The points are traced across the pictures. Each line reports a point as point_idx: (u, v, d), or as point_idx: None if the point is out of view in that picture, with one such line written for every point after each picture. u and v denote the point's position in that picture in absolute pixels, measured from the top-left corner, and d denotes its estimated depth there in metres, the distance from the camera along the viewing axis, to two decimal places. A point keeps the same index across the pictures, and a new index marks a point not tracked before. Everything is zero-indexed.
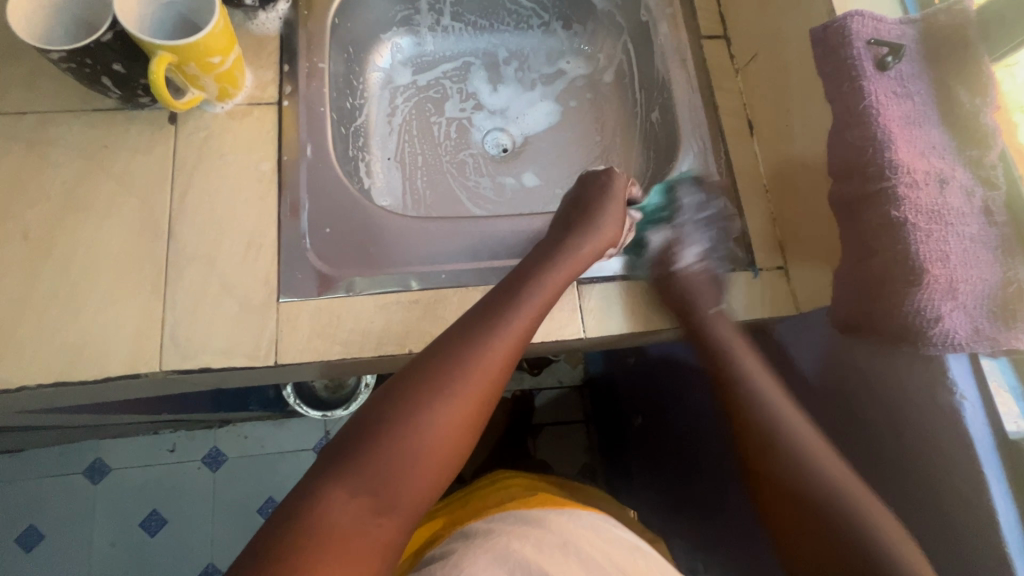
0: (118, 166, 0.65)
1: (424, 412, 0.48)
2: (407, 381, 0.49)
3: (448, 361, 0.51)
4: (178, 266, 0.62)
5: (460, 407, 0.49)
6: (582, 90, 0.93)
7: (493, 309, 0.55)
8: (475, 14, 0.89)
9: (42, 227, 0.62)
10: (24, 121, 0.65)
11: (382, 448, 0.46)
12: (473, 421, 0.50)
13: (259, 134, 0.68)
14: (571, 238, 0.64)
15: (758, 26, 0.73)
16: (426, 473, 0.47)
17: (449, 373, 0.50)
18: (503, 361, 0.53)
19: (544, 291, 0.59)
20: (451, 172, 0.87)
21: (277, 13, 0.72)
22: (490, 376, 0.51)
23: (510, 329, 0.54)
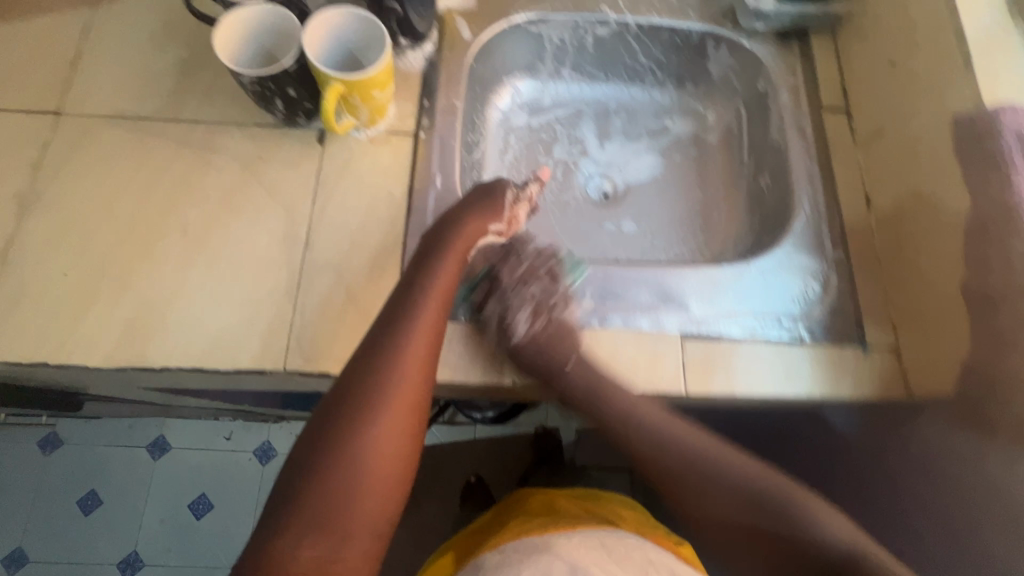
0: (269, 177, 0.71)
1: (349, 445, 0.53)
2: (328, 414, 0.54)
3: (355, 394, 0.55)
4: (310, 274, 0.67)
5: (389, 422, 0.55)
6: (687, 147, 0.95)
7: (388, 324, 0.58)
8: (595, 67, 0.93)
9: (199, 224, 0.68)
10: (196, 129, 0.73)
11: (320, 488, 0.51)
12: (403, 432, 0.55)
13: (395, 161, 0.73)
14: (453, 239, 0.66)
15: (886, 105, 0.73)
16: (375, 489, 0.53)
17: (362, 410, 0.54)
18: (417, 370, 0.57)
19: (435, 293, 0.62)
20: (554, 213, 0.90)
21: (422, 52, 0.78)
22: (407, 387, 0.56)
23: (418, 336, 0.58)
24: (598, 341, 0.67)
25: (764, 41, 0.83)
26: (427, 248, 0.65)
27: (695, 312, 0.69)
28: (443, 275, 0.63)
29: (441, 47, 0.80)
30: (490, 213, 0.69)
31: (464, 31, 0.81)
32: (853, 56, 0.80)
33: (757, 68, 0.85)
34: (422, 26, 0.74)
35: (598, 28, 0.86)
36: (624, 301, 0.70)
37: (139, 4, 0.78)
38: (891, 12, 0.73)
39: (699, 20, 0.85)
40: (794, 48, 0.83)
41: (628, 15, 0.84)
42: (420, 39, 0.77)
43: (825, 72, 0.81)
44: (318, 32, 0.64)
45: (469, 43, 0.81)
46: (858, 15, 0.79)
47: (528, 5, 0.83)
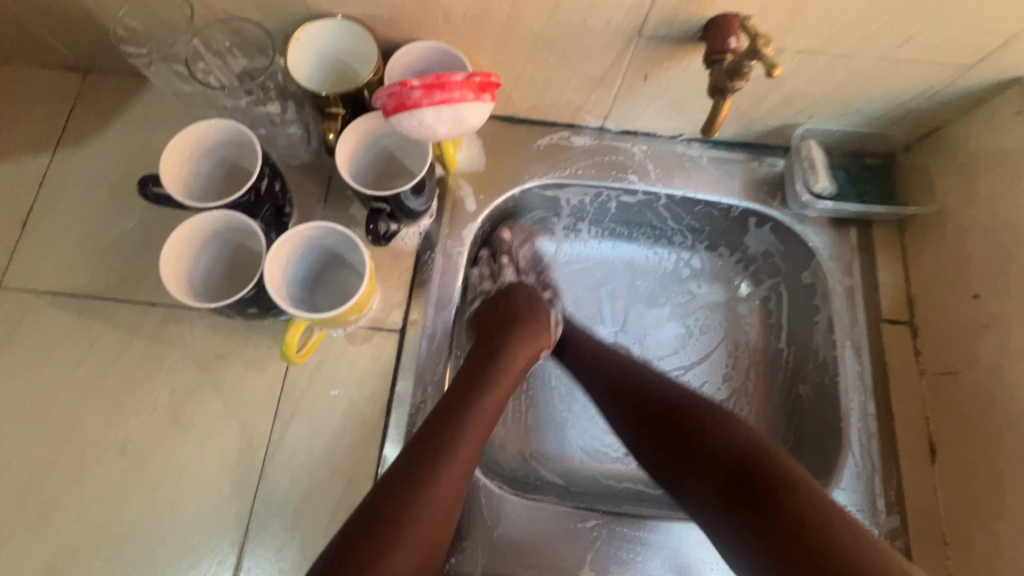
0: (227, 381, 0.62)
1: (377, 558, 0.44)
2: (361, 523, 0.46)
3: (412, 468, 0.50)
4: (264, 511, 0.58)
5: (416, 550, 0.47)
6: (718, 322, 0.80)
7: (449, 404, 0.55)
8: (617, 223, 0.80)
9: (142, 441, 0.59)
10: (151, 316, 0.63)
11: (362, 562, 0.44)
12: (445, 513, 0.50)
13: (375, 366, 0.63)
14: (522, 339, 0.64)
15: (965, 342, 0.61)
16: None
17: (395, 522, 0.46)
18: (471, 452, 0.53)
19: (489, 407, 0.56)
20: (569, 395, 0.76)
21: (418, 228, 0.68)
22: (455, 466, 0.51)
23: (463, 450, 0.52)
24: None
25: (819, 228, 0.71)
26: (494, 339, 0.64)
27: None
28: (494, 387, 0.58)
29: (440, 219, 0.69)
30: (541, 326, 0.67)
31: (469, 200, 0.71)
32: (924, 261, 0.67)
33: (807, 258, 0.72)
34: (420, 205, 0.63)
35: (624, 193, 0.74)
36: (636, 569, 0.58)
37: (104, 155, 0.69)
38: (981, 233, 0.61)
39: (742, 195, 0.73)
40: (853, 239, 0.71)
41: (659, 184, 0.73)
42: (415, 217, 0.65)
43: (889, 273, 0.69)
44: (289, 243, 0.54)
45: (473, 212, 0.70)
46: (936, 218, 0.67)
47: (544, 169, 0.72)
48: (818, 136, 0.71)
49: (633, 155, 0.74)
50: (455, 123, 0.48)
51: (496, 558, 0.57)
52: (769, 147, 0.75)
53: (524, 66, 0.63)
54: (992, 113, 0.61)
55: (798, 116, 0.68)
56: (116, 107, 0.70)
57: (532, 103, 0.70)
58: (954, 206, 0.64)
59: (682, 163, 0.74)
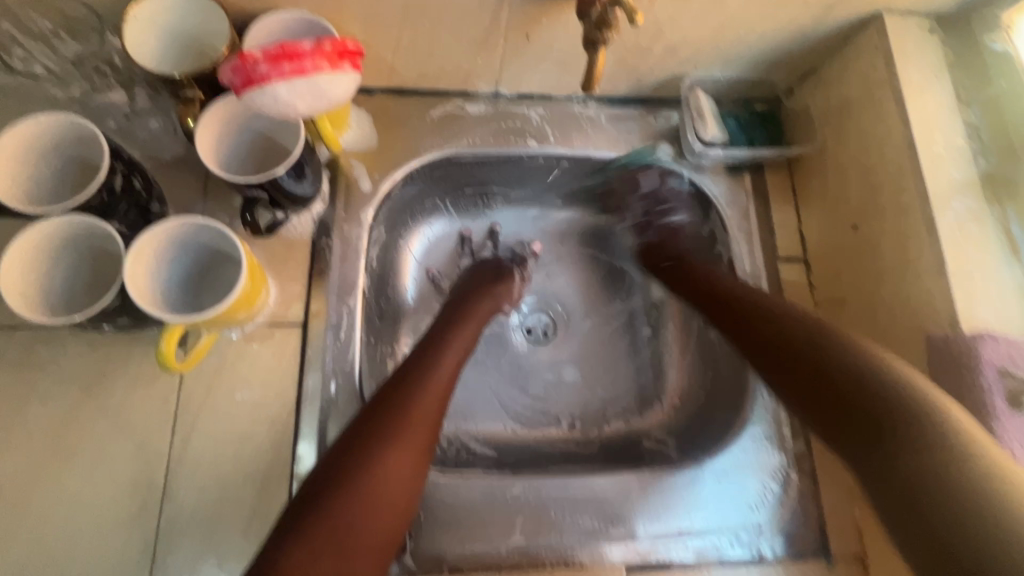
0: (114, 400, 0.57)
1: (381, 449, 0.48)
2: (366, 421, 0.50)
3: (389, 408, 0.50)
4: (173, 530, 0.54)
5: (410, 446, 0.50)
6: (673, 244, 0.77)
7: (423, 357, 0.57)
8: (526, 187, 0.79)
9: (19, 477, 0.54)
10: (15, 342, 0.57)
11: (345, 495, 0.45)
12: (421, 455, 0.50)
13: (279, 363, 0.60)
14: (479, 299, 0.68)
15: (848, 271, 0.65)
16: (389, 507, 0.47)
17: (396, 421, 0.50)
18: (442, 398, 0.54)
19: (466, 337, 0.62)
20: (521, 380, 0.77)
21: (311, 214, 0.64)
22: (430, 410, 0.53)
23: (450, 364, 0.57)
24: None
25: (714, 176, 0.73)
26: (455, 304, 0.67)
27: (643, 539, 0.59)
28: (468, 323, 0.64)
29: (334, 202, 0.66)
30: (503, 283, 0.72)
31: (364, 179, 0.67)
32: (811, 197, 0.70)
33: (708, 207, 0.74)
34: (304, 188, 0.60)
35: (526, 159, 0.73)
36: (566, 523, 0.59)
37: None
38: (856, 165, 0.64)
39: (641, 150, 0.73)
40: (748, 183, 0.73)
41: (559, 148, 0.72)
42: (303, 203, 0.62)
43: (782, 212, 0.72)
44: (155, 241, 0.49)
45: (368, 191, 0.67)
46: (818, 155, 0.69)
47: (440, 141, 0.70)
48: (707, 85, 0.72)
49: (530, 119, 0.72)
50: (315, 96, 0.45)
51: (422, 537, 0.56)
52: (663, 100, 0.75)
53: (398, 33, 0.59)
54: (857, 49, 0.63)
55: (684, 66, 0.68)
56: None
57: (417, 71, 0.67)
58: (833, 142, 0.67)
59: (580, 124, 0.73)
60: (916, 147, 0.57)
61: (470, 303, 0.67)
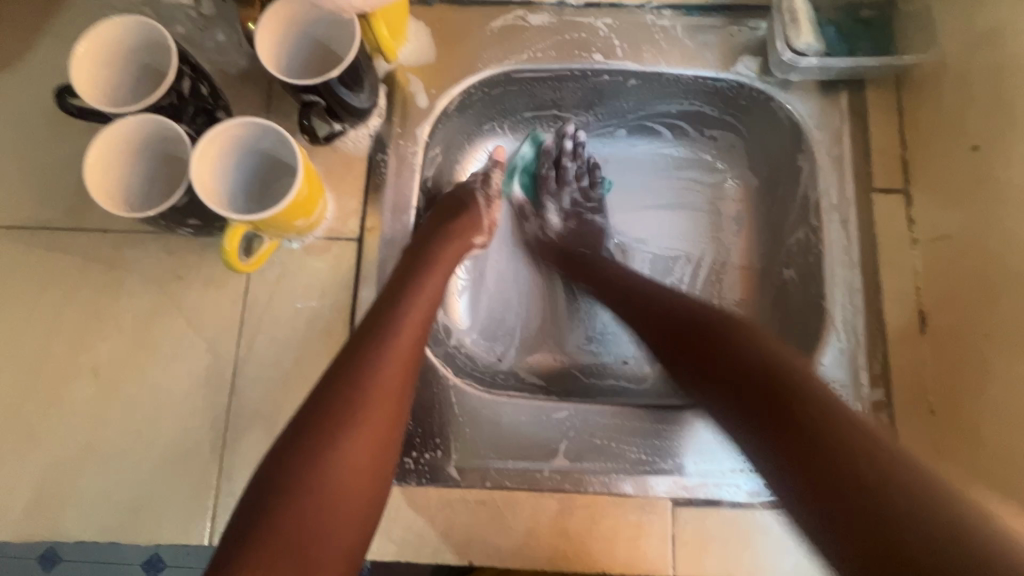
0: (190, 301, 0.61)
1: (328, 448, 0.42)
2: (312, 417, 0.44)
3: (334, 397, 0.44)
4: (238, 425, 0.58)
5: (368, 436, 0.44)
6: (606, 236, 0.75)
7: (376, 322, 0.50)
8: (591, 112, 0.74)
9: (113, 363, 0.60)
10: (105, 244, 0.62)
11: (290, 512, 0.40)
12: (384, 442, 0.45)
13: (335, 276, 0.61)
14: (443, 241, 0.60)
15: (959, 203, 0.56)
16: (348, 512, 0.42)
17: (347, 408, 0.44)
18: (400, 370, 0.48)
19: (427, 293, 0.54)
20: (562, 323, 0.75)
21: (367, 129, 0.64)
22: (387, 390, 0.47)
23: (405, 331, 0.50)
24: (573, 509, 0.56)
25: (803, 95, 0.65)
26: (416, 248, 0.59)
27: (692, 475, 0.57)
28: (428, 276, 0.56)
29: (390, 118, 0.65)
30: (469, 214, 0.64)
31: (420, 96, 0.65)
32: (921, 118, 0.61)
33: (793, 133, 0.66)
34: (361, 101, 0.59)
35: (591, 77, 0.68)
36: (609, 455, 0.58)
37: (28, 80, 0.64)
38: (984, 75, 0.54)
39: (720, 65, 0.66)
40: (843, 105, 0.64)
41: (627, 62, 0.67)
42: (360, 116, 0.61)
43: (883, 137, 0.63)
44: (216, 146, 0.51)
45: (424, 108, 0.65)
46: (936, 68, 0.60)
47: (499, 55, 0.66)
48: None
49: (597, 31, 0.67)
50: None
51: (468, 450, 0.57)
52: (749, 8, 0.67)
53: None
54: None
55: None
56: (34, 25, 0.65)
57: None
58: (957, 50, 0.57)
59: (651, 34, 0.67)
60: None
61: (432, 249, 0.58)
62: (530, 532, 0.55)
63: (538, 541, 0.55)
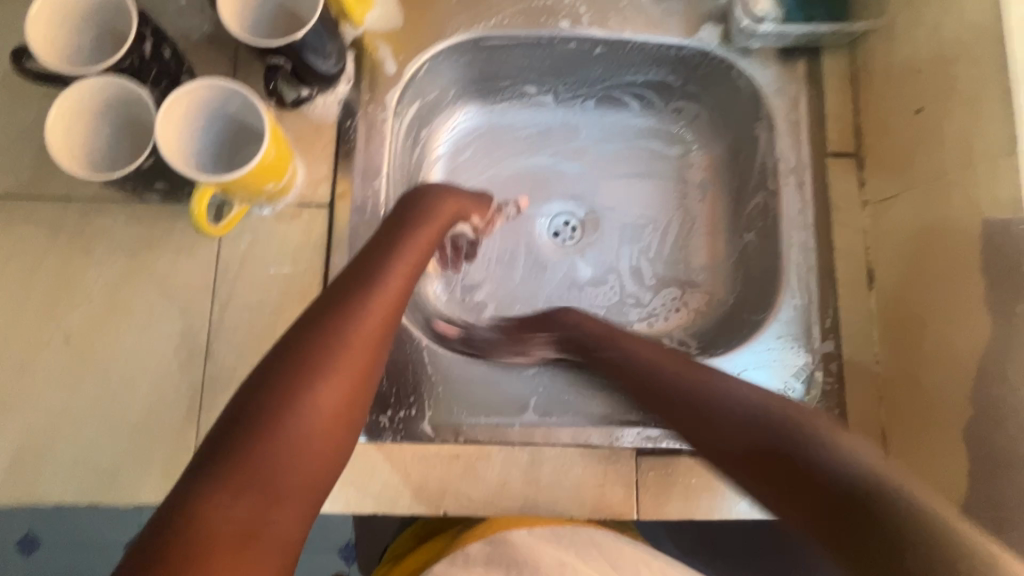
0: (160, 269, 0.61)
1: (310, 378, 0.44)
2: (291, 348, 0.45)
3: (320, 330, 0.46)
4: (215, 389, 0.59)
5: (347, 373, 0.45)
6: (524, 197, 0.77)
7: (365, 266, 0.52)
8: (560, 81, 0.76)
9: (84, 332, 0.60)
10: (71, 212, 0.61)
11: (264, 430, 0.42)
12: (364, 379, 0.47)
13: (307, 241, 0.62)
14: (440, 201, 0.62)
15: (905, 165, 0.59)
16: (321, 442, 0.44)
17: (329, 342, 0.45)
18: (387, 317, 0.49)
19: (416, 247, 0.56)
20: (537, 286, 0.76)
21: (335, 95, 0.64)
22: (373, 329, 0.48)
23: (395, 278, 0.52)
24: (543, 461, 0.58)
25: (762, 62, 0.67)
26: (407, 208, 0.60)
27: (655, 426, 0.60)
28: (420, 231, 0.58)
29: (359, 84, 0.65)
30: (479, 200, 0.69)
31: (388, 62, 0.66)
32: (872, 83, 0.64)
33: (753, 101, 0.68)
34: (328, 66, 0.60)
35: (558, 44, 0.69)
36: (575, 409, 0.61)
37: None
38: (928, 40, 0.57)
39: (683, 32, 0.68)
40: (801, 72, 0.67)
41: (593, 29, 0.68)
42: (327, 80, 0.61)
43: (837, 102, 0.66)
44: (181, 106, 0.51)
45: (392, 75, 0.65)
46: (886, 34, 0.62)
47: (467, 21, 0.67)
48: None
49: None
50: None
51: (441, 407, 0.59)
52: None
53: None
54: None
55: None
56: None
57: None
58: (904, 16, 0.60)
59: (617, 3, 0.68)
60: (1002, 9, 0.49)
61: (427, 211, 0.60)
62: (501, 484, 0.58)
63: (510, 492, 0.58)
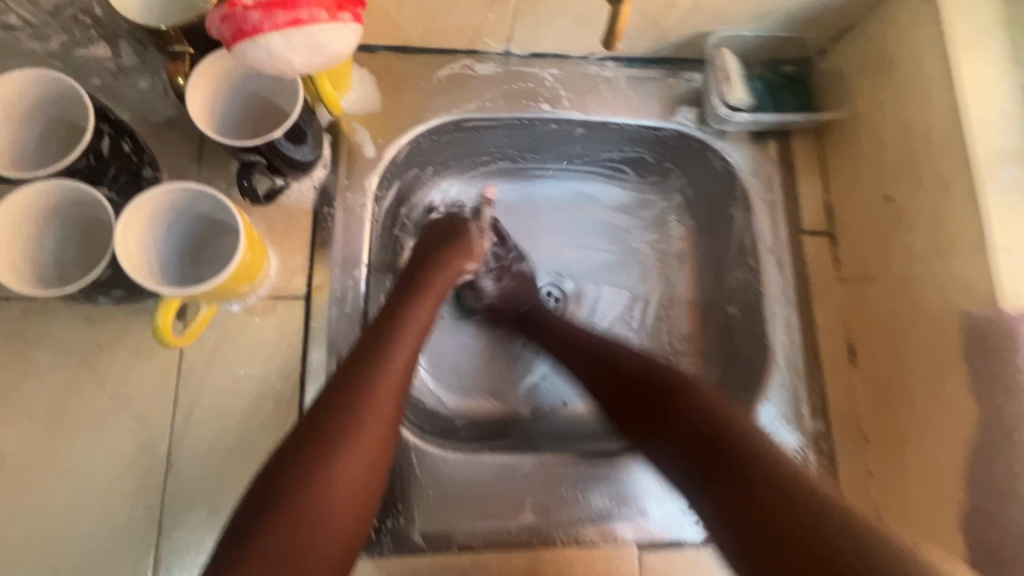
0: (114, 374, 0.55)
1: (318, 478, 0.41)
2: (300, 450, 0.42)
3: (328, 424, 0.43)
4: (177, 507, 0.53)
5: (354, 470, 0.43)
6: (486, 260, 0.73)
7: (370, 342, 0.49)
8: (539, 157, 0.75)
9: (21, 450, 0.53)
10: (8, 314, 0.55)
11: (277, 537, 0.39)
12: (373, 474, 0.44)
13: (282, 336, 0.58)
14: (442, 262, 0.60)
15: (879, 248, 0.62)
16: (335, 543, 0.41)
17: (335, 436, 0.43)
18: (394, 404, 0.47)
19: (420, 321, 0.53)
20: (504, 368, 0.74)
21: (311, 180, 0.60)
22: (380, 418, 0.45)
23: (402, 351, 0.49)
24: (542, 566, 0.55)
25: (737, 144, 0.69)
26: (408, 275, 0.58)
27: (656, 519, 0.58)
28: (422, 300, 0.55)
29: (336, 168, 0.62)
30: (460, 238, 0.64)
31: (367, 145, 0.64)
32: (841, 166, 0.67)
33: (728, 180, 0.70)
34: (305, 154, 0.57)
35: (539, 125, 0.69)
36: (573, 506, 0.58)
37: None
38: (892, 132, 0.60)
39: (661, 115, 0.69)
40: (773, 154, 0.69)
41: (574, 112, 0.68)
42: (305, 169, 0.59)
43: (809, 182, 0.68)
44: (145, 210, 0.46)
45: (371, 159, 0.63)
46: (851, 121, 0.65)
47: (448, 104, 0.66)
48: (732, 44, 0.67)
49: (544, 81, 0.68)
50: (312, 53, 0.41)
51: (431, 515, 0.55)
52: (686, 61, 0.71)
53: None
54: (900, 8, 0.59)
55: (710, 23, 0.64)
56: None
57: (424, 28, 0.63)
58: (869, 107, 0.63)
59: (597, 88, 0.69)
60: (961, 112, 0.53)
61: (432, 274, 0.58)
62: None
63: None
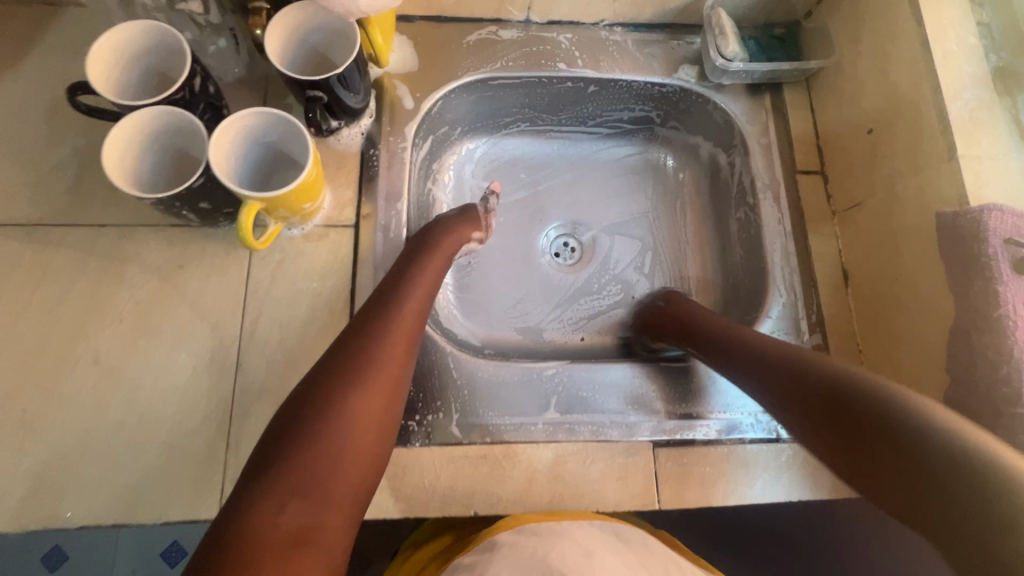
0: (191, 289, 0.63)
1: (341, 398, 0.50)
2: (328, 374, 0.51)
3: (351, 355, 0.52)
4: (244, 402, 0.61)
5: (372, 392, 0.51)
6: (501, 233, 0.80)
7: (382, 296, 0.58)
8: (556, 117, 0.84)
9: (113, 351, 0.61)
10: (104, 237, 0.64)
11: (310, 441, 0.47)
12: (388, 398, 0.52)
13: (334, 258, 0.66)
14: (448, 232, 0.68)
15: (865, 178, 0.68)
16: (359, 451, 0.49)
17: (355, 365, 0.52)
18: (405, 342, 0.55)
19: (424, 280, 0.61)
20: (529, 307, 0.81)
21: (359, 128, 0.70)
22: (395, 353, 0.54)
23: (413, 300, 0.59)
24: (566, 457, 0.61)
25: (734, 96, 0.77)
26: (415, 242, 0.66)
27: (669, 419, 0.64)
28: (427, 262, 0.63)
29: (379, 118, 0.71)
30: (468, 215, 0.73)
31: (406, 99, 0.73)
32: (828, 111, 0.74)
33: (727, 129, 0.78)
34: (356, 101, 0.66)
35: (555, 83, 0.78)
36: (592, 408, 0.64)
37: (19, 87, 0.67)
38: (871, 74, 0.68)
39: (666, 72, 0.78)
40: (767, 104, 0.77)
41: (587, 71, 0.77)
42: (355, 115, 0.68)
43: (801, 128, 0.76)
44: (231, 133, 0.55)
45: (410, 111, 0.72)
46: (835, 70, 0.73)
47: (476, 64, 0.75)
48: (727, 8, 0.76)
49: (560, 44, 0.77)
50: None
51: (467, 410, 0.62)
52: (686, 26, 0.79)
53: None
54: None
55: None
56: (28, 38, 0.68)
57: None
58: (849, 55, 0.71)
59: (608, 50, 0.78)
60: (928, 46, 0.60)
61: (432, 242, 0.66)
62: (528, 481, 0.60)
63: (540, 487, 0.60)
